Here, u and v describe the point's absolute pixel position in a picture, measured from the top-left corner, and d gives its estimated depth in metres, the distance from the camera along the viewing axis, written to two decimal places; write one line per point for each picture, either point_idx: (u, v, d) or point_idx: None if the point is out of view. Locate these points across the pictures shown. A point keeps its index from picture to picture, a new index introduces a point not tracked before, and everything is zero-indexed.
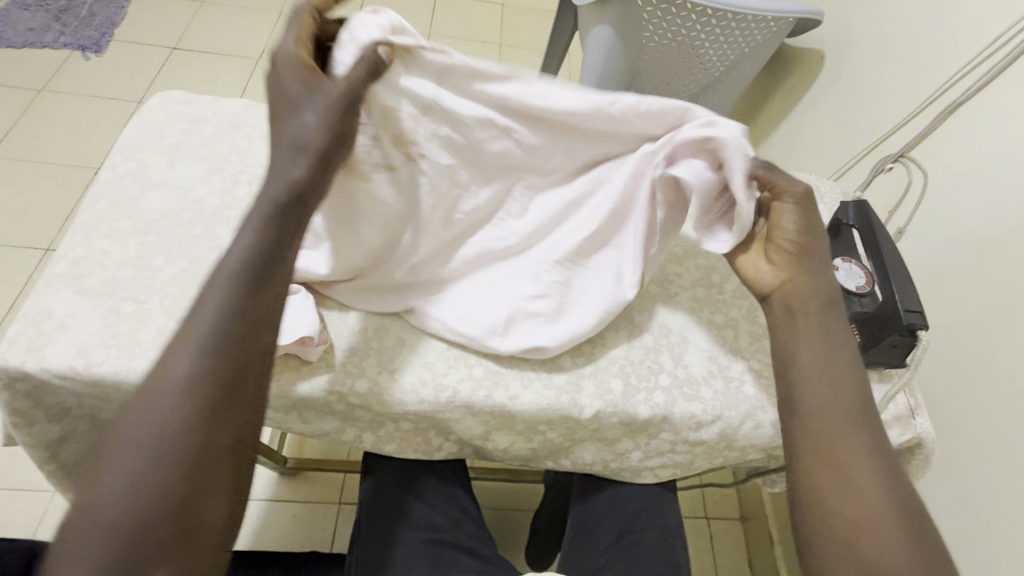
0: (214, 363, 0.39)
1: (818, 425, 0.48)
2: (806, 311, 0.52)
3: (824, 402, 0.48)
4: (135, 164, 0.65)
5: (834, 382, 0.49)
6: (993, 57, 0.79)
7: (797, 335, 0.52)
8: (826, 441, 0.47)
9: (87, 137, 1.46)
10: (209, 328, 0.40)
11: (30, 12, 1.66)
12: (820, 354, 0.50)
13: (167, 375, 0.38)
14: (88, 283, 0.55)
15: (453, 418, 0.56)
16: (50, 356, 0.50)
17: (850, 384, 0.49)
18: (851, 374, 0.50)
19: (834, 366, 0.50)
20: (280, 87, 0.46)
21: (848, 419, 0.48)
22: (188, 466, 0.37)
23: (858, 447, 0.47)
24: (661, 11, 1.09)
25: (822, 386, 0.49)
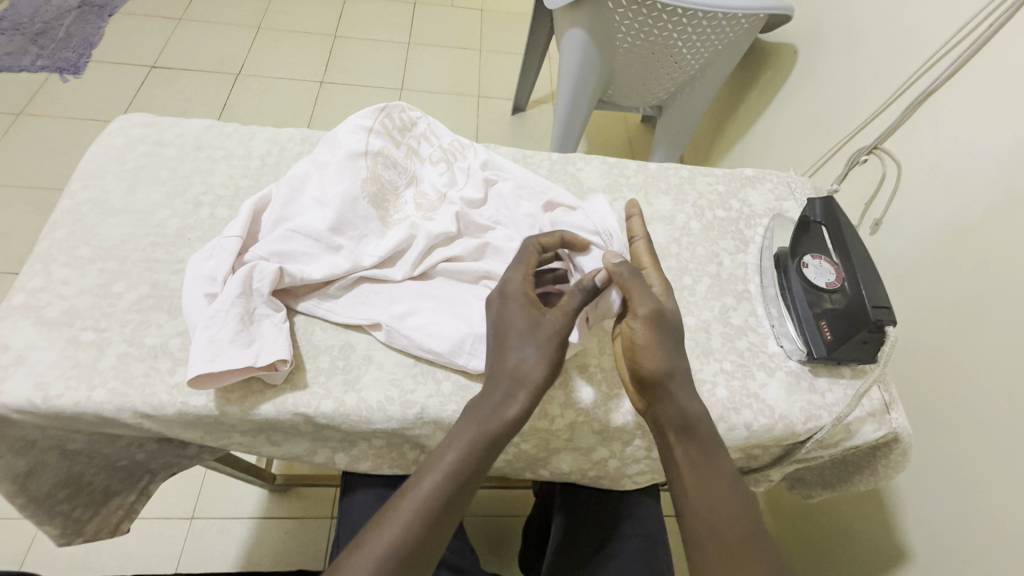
0: (427, 518, 0.45)
1: (711, 548, 0.47)
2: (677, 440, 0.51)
3: (707, 530, 0.48)
4: (96, 190, 0.65)
5: (712, 503, 0.49)
6: (959, 47, 0.79)
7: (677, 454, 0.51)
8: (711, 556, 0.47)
9: (66, 159, 1.46)
10: (431, 487, 0.46)
11: (6, 36, 1.65)
12: (697, 477, 0.50)
13: (389, 524, 0.44)
14: (46, 314, 0.55)
15: (423, 434, 0.56)
16: (7, 391, 0.49)
17: (732, 499, 0.49)
18: (730, 491, 0.50)
19: (715, 483, 0.50)
20: (326, 149, 0.64)
21: (734, 546, 0.47)
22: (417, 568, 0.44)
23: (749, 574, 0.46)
24: (631, 12, 1.09)
25: (702, 512, 0.49)
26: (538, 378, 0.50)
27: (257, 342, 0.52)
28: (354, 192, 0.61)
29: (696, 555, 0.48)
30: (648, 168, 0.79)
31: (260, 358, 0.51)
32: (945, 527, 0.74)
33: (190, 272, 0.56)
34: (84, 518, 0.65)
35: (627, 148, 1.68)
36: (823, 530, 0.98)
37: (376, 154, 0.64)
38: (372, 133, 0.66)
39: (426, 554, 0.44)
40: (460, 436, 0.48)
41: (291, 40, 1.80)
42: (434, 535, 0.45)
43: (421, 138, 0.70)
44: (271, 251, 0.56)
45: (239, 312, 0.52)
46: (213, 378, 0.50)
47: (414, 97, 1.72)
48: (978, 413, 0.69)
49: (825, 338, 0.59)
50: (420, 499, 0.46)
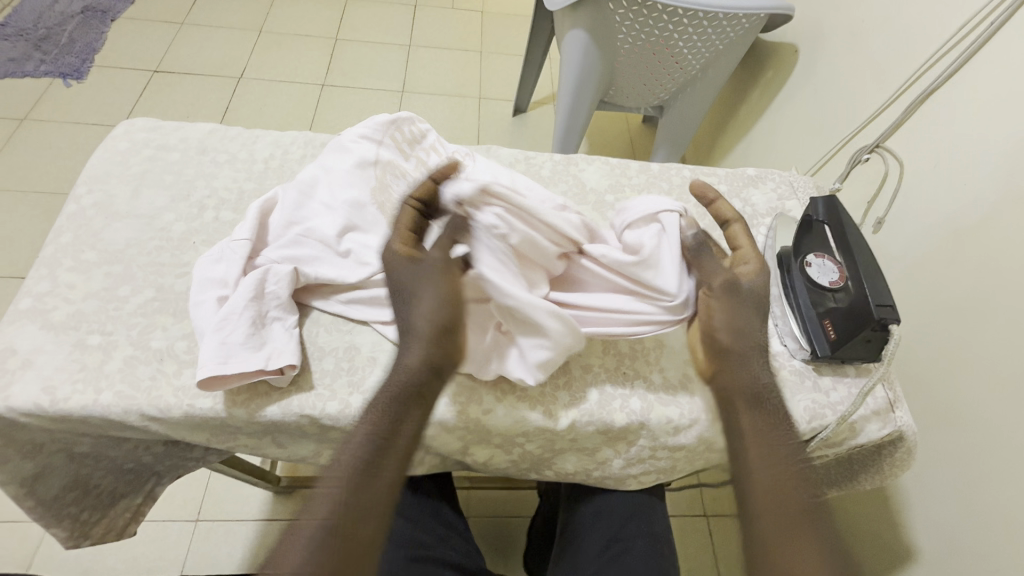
0: (364, 454, 0.48)
1: (767, 507, 0.47)
2: (748, 409, 0.54)
3: (765, 491, 0.48)
4: (102, 195, 0.65)
5: (773, 468, 0.49)
6: (960, 45, 0.79)
7: (742, 422, 0.53)
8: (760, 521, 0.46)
9: (69, 163, 1.46)
10: (369, 427, 0.50)
11: (10, 43, 1.66)
12: (759, 444, 0.51)
13: (334, 462, 0.48)
14: (52, 318, 0.55)
15: (428, 435, 0.56)
16: (15, 394, 0.50)
17: (794, 468, 0.50)
18: (790, 461, 0.50)
19: (776, 453, 0.50)
20: (336, 161, 0.64)
21: (792, 508, 0.47)
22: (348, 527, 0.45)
23: (806, 534, 0.45)
24: (632, 13, 1.09)
25: (763, 474, 0.49)
26: (427, 320, 0.53)
27: (270, 347, 0.53)
28: (360, 200, 0.61)
29: (750, 518, 0.47)
30: (650, 168, 0.79)
31: (273, 361, 0.52)
32: (950, 525, 0.74)
33: (201, 274, 0.57)
34: (92, 520, 0.65)
35: (629, 149, 1.68)
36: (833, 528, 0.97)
37: (383, 165, 0.64)
38: (378, 144, 0.65)
39: (365, 485, 0.47)
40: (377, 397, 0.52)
41: (292, 43, 1.80)
42: (371, 489, 0.47)
43: (431, 148, 0.69)
44: (281, 256, 0.57)
45: (253, 315, 0.53)
46: (223, 381, 0.51)
47: (415, 99, 1.73)
48: (983, 412, 0.69)
49: (830, 337, 0.60)
50: (359, 439, 0.49)
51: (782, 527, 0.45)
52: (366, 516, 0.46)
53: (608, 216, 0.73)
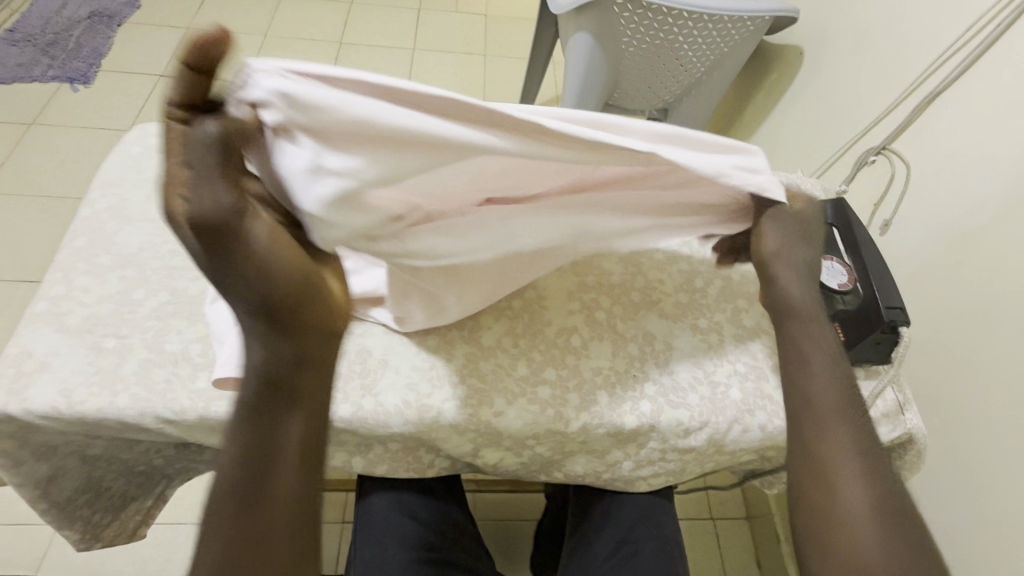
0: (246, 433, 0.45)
1: (809, 415, 0.52)
2: (791, 321, 0.56)
3: (806, 405, 0.52)
4: (114, 199, 0.66)
5: (816, 380, 0.53)
6: (967, 47, 0.79)
7: (794, 349, 0.55)
8: (808, 449, 0.51)
9: (77, 168, 1.47)
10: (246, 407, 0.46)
11: (18, 48, 1.67)
12: (806, 358, 0.54)
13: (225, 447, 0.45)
14: (67, 321, 0.56)
15: (440, 437, 0.56)
16: (32, 397, 0.50)
17: (833, 379, 0.53)
18: (834, 372, 0.53)
19: (821, 367, 0.53)
20: None
21: (829, 415, 0.51)
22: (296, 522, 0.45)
23: (841, 438, 0.50)
24: (637, 16, 1.09)
25: (808, 391, 0.53)
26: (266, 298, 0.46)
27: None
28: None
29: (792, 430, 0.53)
30: None
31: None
32: (959, 527, 0.74)
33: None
34: (103, 522, 0.66)
35: None
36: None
37: None
38: None
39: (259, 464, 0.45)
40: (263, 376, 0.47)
41: (297, 48, 1.82)
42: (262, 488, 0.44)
43: None
44: None
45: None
46: (243, 384, 0.52)
47: None
48: (993, 413, 0.69)
49: (840, 341, 0.59)
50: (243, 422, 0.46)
51: (830, 452, 0.50)
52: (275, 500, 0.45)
53: None
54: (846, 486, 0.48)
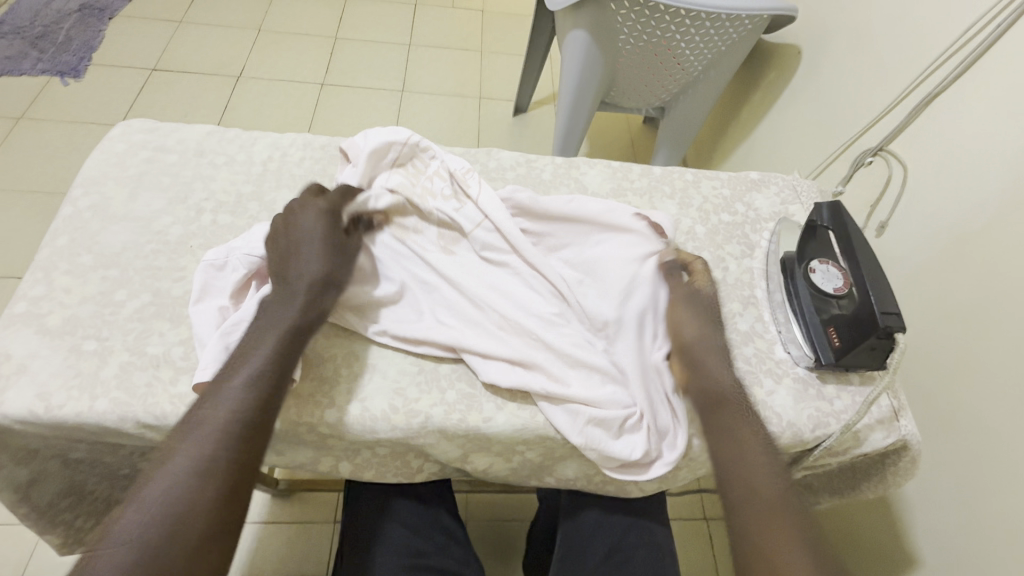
0: (231, 442, 0.44)
1: (749, 503, 0.47)
2: (715, 410, 0.54)
3: (746, 491, 0.48)
4: (97, 197, 0.64)
5: (746, 463, 0.50)
6: (966, 47, 0.78)
7: (716, 426, 0.53)
8: (755, 537, 0.44)
9: (67, 162, 1.45)
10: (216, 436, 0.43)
11: (7, 40, 1.64)
12: (730, 443, 0.52)
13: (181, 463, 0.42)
14: (47, 322, 0.54)
15: (428, 443, 0.56)
16: (9, 401, 0.49)
17: (766, 462, 0.50)
18: (762, 458, 0.50)
19: (750, 451, 0.51)
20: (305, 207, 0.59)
21: (770, 505, 0.46)
22: (222, 523, 0.41)
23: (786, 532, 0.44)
24: (634, 13, 1.08)
25: (735, 470, 0.50)
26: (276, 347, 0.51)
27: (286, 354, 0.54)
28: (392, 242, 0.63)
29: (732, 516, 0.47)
30: (653, 171, 0.79)
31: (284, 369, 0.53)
32: (950, 530, 0.74)
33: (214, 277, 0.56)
34: (86, 526, 0.65)
35: (630, 150, 1.67)
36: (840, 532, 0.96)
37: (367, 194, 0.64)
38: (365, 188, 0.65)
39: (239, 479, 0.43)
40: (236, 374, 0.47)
41: (291, 42, 1.80)
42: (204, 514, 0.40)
43: (432, 176, 0.67)
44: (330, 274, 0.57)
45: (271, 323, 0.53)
46: None
47: (415, 99, 1.72)
48: (989, 419, 0.68)
49: (835, 344, 0.59)
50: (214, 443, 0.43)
51: (777, 531, 0.44)
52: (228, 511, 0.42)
53: None
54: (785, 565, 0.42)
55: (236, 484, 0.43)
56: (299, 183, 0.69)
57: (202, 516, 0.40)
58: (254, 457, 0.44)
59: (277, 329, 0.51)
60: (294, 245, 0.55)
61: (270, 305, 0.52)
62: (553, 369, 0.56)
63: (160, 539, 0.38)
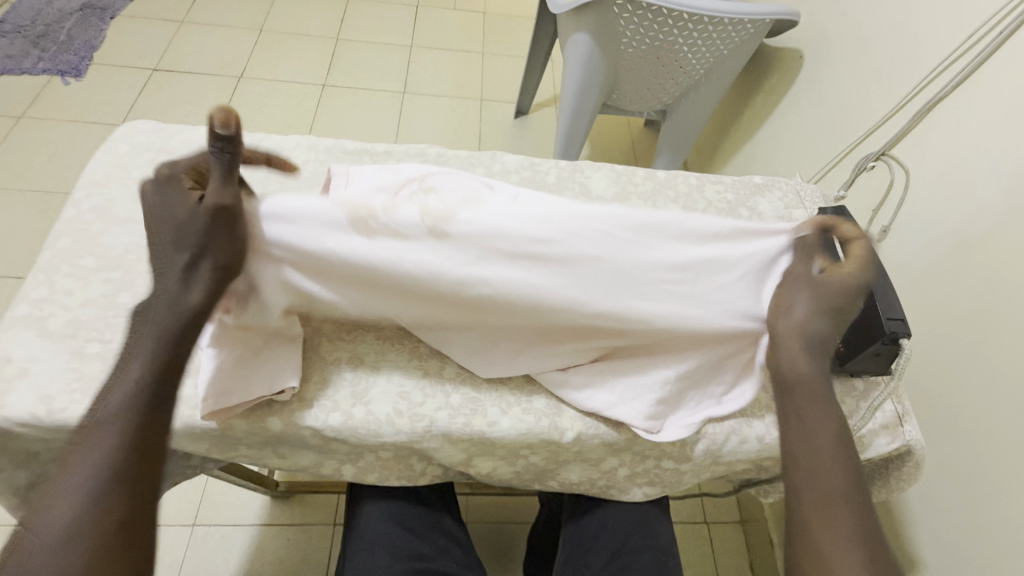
0: (118, 457, 0.41)
1: (805, 496, 0.45)
2: (783, 394, 0.50)
3: (804, 482, 0.45)
4: (100, 199, 0.64)
5: (813, 453, 0.46)
6: (969, 53, 0.78)
7: (789, 408, 0.49)
8: (808, 534, 0.43)
9: (67, 162, 1.45)
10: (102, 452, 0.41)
11: (7, 39, 1.64)
12: (799, 429, 0.48)
13: (67, 487, 0.40)
14: (49, 325, 0.54)
15: (432, 447, 0.56)
16: (11, 404, 0.49)
17: (836, 452, 0.46)
18: (833, 445, 0.47)
19: (820, 439, 0.47)
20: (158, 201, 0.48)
21: (826, 499, 0.44)
22: (119, 537, 0.39)
23: (836, 530, 0.43)
24: (637, 17, 1.08)
25: (801, 460, 0.46)
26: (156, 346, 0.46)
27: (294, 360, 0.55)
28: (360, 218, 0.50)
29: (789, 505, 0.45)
30: (656, 175, 0.78)
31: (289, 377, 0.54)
32: (952, 535, 0.73)
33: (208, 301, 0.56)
34: None
35: (631, 152, 1.67)
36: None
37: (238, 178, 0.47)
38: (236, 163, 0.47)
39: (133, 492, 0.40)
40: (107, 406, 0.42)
41: (293, 43, 1.79)
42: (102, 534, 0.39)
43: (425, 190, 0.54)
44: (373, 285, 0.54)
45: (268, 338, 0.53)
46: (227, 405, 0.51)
47: (416, 100, 1.72)
48: (992, 425, 0.68)
49: (840, 350, 0.59)
50: (99, 461, 0.40)
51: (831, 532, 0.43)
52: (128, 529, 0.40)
53: None
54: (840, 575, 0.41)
55: (137, 514, 0.40)
56: (303, 186, 0.69)
57: (95, 538, 0.38)
58: (156, 457, 0.42)
59: (156, 326, 0.46)
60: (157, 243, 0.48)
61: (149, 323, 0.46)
62: (646, 409, 0.55)
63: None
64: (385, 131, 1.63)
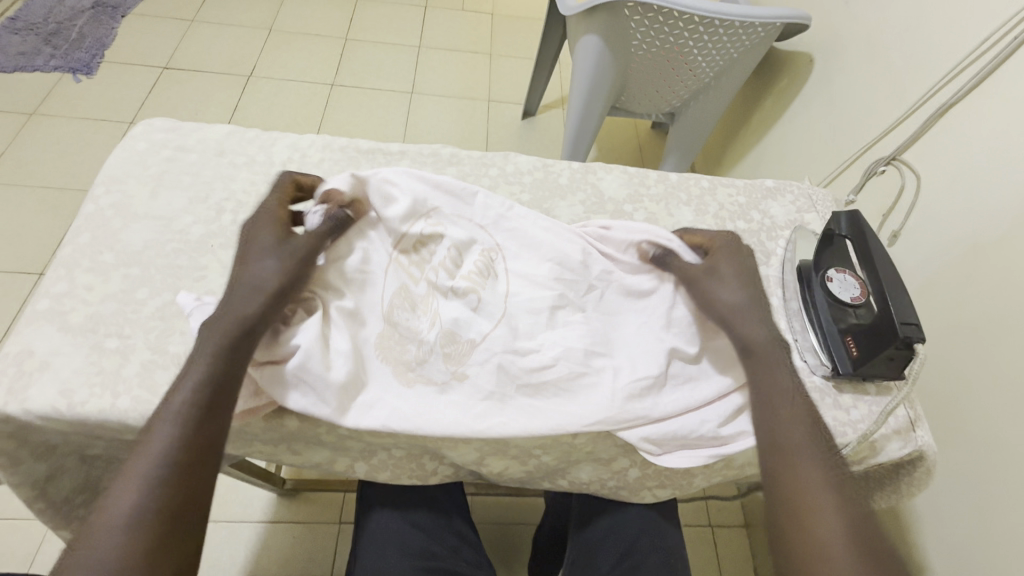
0: (183, 436, 0.43)
1: (776, 448, 0.49)
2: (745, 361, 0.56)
3: (773, 439, 0.50)
4: (118, 196, 0.65)
5: (780, 415, 0.51)
6: (982, 58, 0.78)
7: (750, 378, 0.55)
8: (782, 482, 0.47)
9: (79, 159, 1.46)
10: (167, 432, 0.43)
11: (21, 37, 1.65)
12: (762, 394, 0.53)
13: (134, 468, 0.41)
14: (69, 319, 0.55)
15: (445, 446, 0.56)
16: (33, 397, 0.50)
17: (800, 412, 0.51)
18: (799, 408, 0.51)
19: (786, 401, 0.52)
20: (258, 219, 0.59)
21: (792, 447, 0.48)
22: (178, 513, 0.40)
23: (807, 470, 0.47)
24: (648, 19, 1.08)
25: (770, 422, 0.51)
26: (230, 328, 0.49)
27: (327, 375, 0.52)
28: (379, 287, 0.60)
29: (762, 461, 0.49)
30: (668, 178, 0.79)
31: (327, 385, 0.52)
32: (959, 541, 0.73)
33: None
34: None
35: (638, 155, 1.68)
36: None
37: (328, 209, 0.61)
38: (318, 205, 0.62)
39: (189, 472, 0.42)
40: (174, 399, 0.44)
41: (302, 43, 1.80)
42: (163, 510, 0.40)
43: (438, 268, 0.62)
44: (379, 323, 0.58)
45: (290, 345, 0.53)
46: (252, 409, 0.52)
47: (424, 101, 1.72)
48: (1003, 432, 0.68)
49: (852, 354, 0.59)
50: (163, 439, 0.42)
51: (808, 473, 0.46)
52: (187, 509, 0.41)
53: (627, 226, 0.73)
54: (823, 512, 0.44)
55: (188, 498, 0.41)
56: None
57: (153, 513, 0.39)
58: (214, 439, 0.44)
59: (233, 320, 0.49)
60: (249, 252, 0.55)
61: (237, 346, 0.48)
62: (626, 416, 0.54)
63: (137, 567, 0.37)
64: (393, 131, 1.64)
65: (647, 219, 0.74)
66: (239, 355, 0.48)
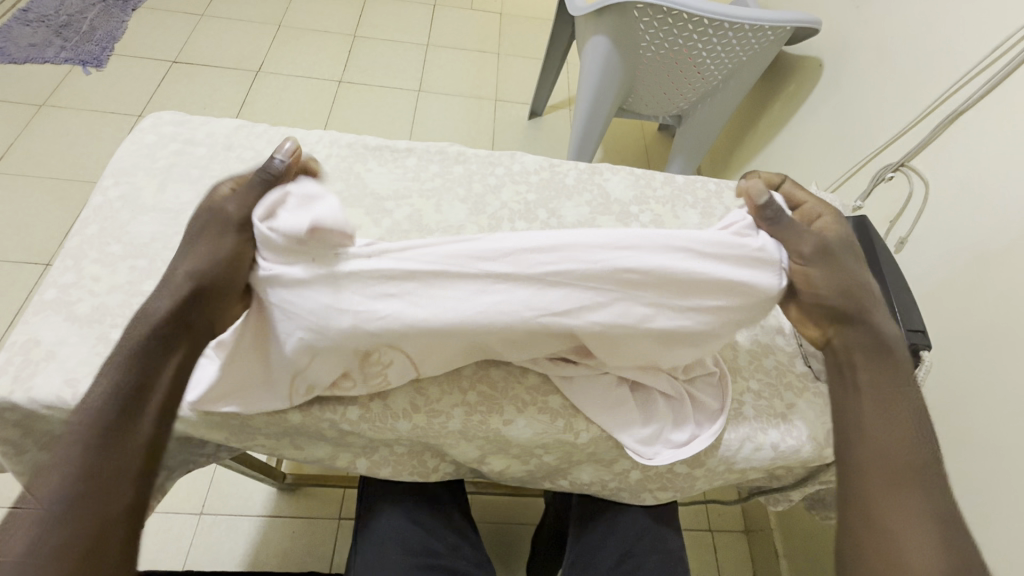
0: (92, 437, 0.42)
1: (877, 461, 0.47)
2: (860, 367, 0.52)
3: (872, 450, 0.48)
4: (127, 187, 0.66)
5: (889, 431, 0.48)
6: (994, 65, 0.77)
7: (865, 380, 0.51)
8: (873, 493, 0.45)
9: (86, 151, 1.47)
10: (83, 430, 0.43)
11: (31, 28, 1.66)
12: (871, 407, 0.50)
13: (47, 472, 0.41)
14: (76, 310, 0.56)
15: (448, 443, 0.57)
16: (38, 386, 0.50)
17: (912, 435, 0.48)
18: (910, 428, 0.48)
19: (900, 422, 0.49)
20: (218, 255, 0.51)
21: (898, 467, 0.46)
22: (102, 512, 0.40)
23: (909, 493, 0.45)
24: (657, 21, 1.08)
25: (875, 434, 0.48)
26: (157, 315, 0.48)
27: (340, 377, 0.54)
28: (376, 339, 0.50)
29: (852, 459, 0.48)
30: (675, 180, 0.79)
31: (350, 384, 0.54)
32: None
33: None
34: None
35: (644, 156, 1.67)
36: (805, 528, 1.02)
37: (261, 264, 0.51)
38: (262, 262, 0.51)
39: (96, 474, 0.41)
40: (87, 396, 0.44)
41: (309, 39, 1.80)
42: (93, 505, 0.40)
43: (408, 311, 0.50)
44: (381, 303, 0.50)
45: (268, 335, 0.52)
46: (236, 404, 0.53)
47: (431, 99, 1.72)
48: (1005, 440, 0.68)
49: None
50: (79, 442, 0.42)
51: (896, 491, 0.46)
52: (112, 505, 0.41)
53: (632, 227, 0.73)
54: (907, 534, 0.43)
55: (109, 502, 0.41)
56: (325, 181, 0.70)
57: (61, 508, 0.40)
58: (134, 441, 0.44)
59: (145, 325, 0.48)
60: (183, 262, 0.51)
61: (132, 328, 0.48)
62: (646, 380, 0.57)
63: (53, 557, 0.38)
64: (400, 130, 1.64)
65: (653, 221, 0.74)
66: (153, 355, 0.47)
